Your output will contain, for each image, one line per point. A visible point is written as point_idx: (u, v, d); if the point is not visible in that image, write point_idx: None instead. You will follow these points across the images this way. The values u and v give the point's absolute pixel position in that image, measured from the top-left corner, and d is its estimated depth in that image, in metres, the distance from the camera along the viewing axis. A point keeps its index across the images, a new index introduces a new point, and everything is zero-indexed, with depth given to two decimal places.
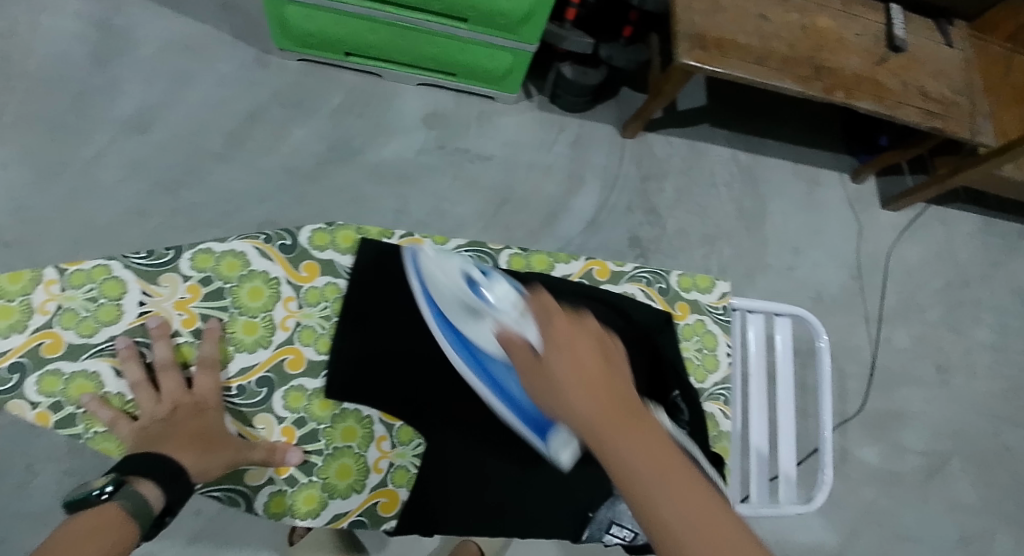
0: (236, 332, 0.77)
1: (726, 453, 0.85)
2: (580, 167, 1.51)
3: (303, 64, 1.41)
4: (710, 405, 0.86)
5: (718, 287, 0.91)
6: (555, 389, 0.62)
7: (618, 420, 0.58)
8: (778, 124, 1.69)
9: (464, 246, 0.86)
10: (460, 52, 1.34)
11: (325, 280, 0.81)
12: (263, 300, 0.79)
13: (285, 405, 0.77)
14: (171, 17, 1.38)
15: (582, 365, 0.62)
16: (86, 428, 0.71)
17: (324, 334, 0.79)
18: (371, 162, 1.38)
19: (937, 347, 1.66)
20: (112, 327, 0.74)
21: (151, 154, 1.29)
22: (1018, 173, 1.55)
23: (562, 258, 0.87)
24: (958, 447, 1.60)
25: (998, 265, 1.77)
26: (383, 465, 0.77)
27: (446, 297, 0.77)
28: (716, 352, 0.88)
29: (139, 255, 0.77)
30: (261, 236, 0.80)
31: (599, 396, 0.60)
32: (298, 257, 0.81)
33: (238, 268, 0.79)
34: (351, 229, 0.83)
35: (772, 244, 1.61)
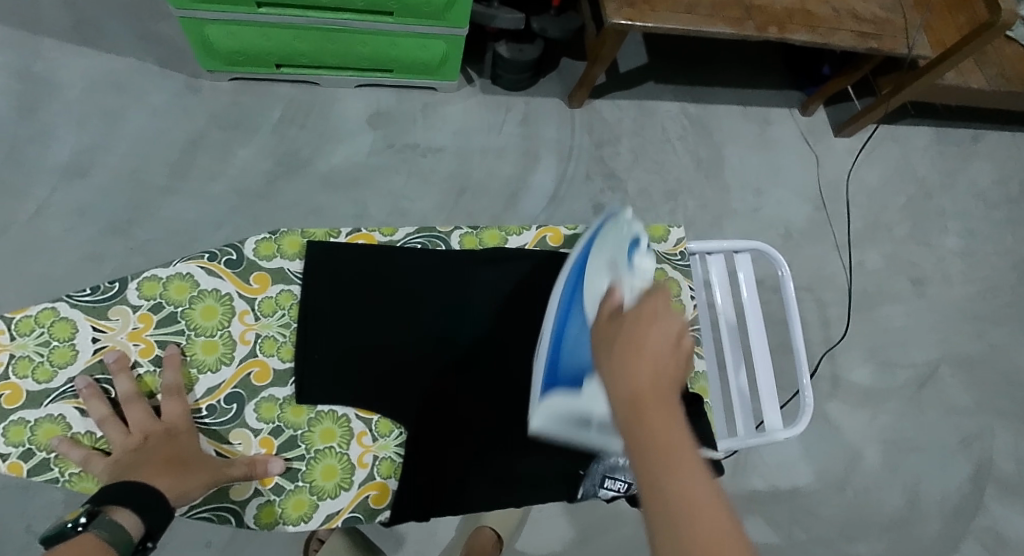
0: (196, 354, 0.77)
1: (705, 392, 0.86)
2: (534, 144, 1.51)
3: (236, 83, 1.40)
4: None
5: (672, 234, 0.93)
6: (610, 344, 0.62)
7: (654, 400, 0.58)
8: (722, 71, 1.70)
9: (414, 234, 0.86)
10: (392, 47, 1.34)
11: (278, 289, 0.81)
12: (218, 317, 0.79)
13: (258, 417, 0.77)
14: (93, 57, 1.36)
15: (651, 337, 0.62)
16: (62, 471, 0.71)
17: (286, 341, 0.80)
18: (322, 171, 1.37)
19: (910, 262, 1.68)
20: (70, 368, 0.74)
21: (96, 198, 1.27)
22: (959, 80, 1.60)
23: (513, 230, 0.88)
24: (944, 353, 1.63)
25: (956, 172, 1.80)
26: (368, 460, 0.78)
27: (605, 245, 0.78)
28: (680, 297, 0.89)
29: (84, 292, 0.76)
30: (205, 255, 0.80)
31: (650, 371, 0.59)
32: (247, 270, 0.81)
33: (187, 290, 0.79)
34: (296, 233, 0.83)
35: (734, 189, 1.62)
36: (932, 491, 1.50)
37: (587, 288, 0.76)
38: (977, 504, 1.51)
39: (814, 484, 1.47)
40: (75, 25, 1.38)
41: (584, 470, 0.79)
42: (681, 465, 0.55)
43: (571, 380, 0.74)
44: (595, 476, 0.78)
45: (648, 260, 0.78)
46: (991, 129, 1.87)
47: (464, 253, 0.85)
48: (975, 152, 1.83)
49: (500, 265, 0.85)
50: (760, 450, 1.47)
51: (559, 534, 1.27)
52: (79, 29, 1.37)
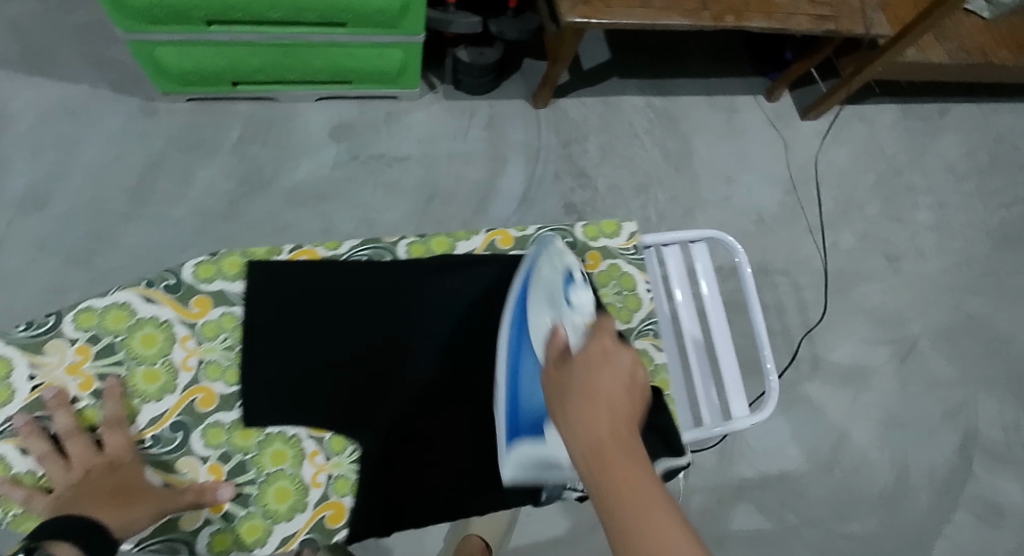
0: (137, 384, 0.76)
1: (666, 385, 0.85)
2: (500, 146, 1.50)
3: (194, 104, 1.39)
4: (641, 342, 0.87)
5: (625, 228, 0.91)
6: (566, 397, 0.63)
7: (614, 446, 0.59)
8: (685, 62, 1.69)
9: (358, 246, 0.84)
10: (348, 58, 1.33)
11: (219, 311, 0.80)
12: (159, 344, 0.77)
13: (205, 443, 0.76)
14: (46, 86, 1.35)
15: (604, 385, 0.63)
16: (5, 511, 0.71)
17: (231, 364, 0.78)
18: (286, 188, 1.37)
19: (884, 240, 1.68)
20: (8, 407, 0.73)
21: (56, 229, 1.26)
22: (920, 56, 1.60)
23: (461, 235, 0.88)
24: (924, 328, 1.62)
25: (925, 147, 1.80)
26: (321, 479, 0.77)
27: (542, 280, 0.78)
28: (636, 291, 0.88)
29: (19, 327, 0.74)
30: (143, 282, 0.78)
31: (607, 420, 0.60)
32: (186, 295, 0.79)
33: (125, 319, 0.77)
34: (236, 254, 0.82)
35: (703, 178, 1.62)
36: (920, 466, 1.50)
37: (535, 331, 0.75)
38: (966, 475, 1.51)
39: (801, 468, 1.47)
40: (26, 55, 1.36)
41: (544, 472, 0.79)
42: (651, 512, 0.55)
43: (534, 427, 0.75)
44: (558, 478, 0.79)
45: (585, 295, 0.78)
46: (957, 102, 1.87)
47: (413, 262, 0.84)
48: (943, 126, 1.83)
49: (447, 273, 0.84)
50: (745, 437, 1.47)
51: (545, 535, 1.26)
52: (31, 59, 1.36)
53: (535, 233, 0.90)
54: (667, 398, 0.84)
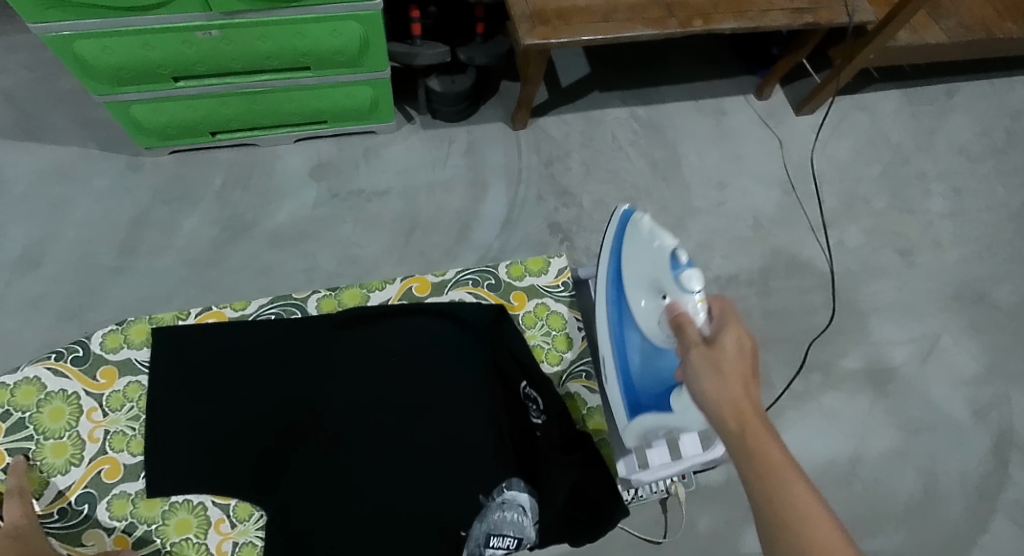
0: (46, 457, 0.85)
1: (600, 426, 0.94)
2: (480, 172, 1.50)
3: (178, 156, 1.43)
4: (574, 384, 0.96)
5: (552, 265, 0.99)
6: (703, 372, 0.74)
7: (753, 416, 0.71)
8: (668, 68, 1.66)
9: (272, 303, 0.93)
10: (319, 99, 1.34)
11: (124, 381, 0.89)
12: (66, 418, 0.87)
13: (111, 515, 0.84)
14: (38, 150, 1.41)
15: (732, 361, 0.74)
16: None
17: (135, 434, 0.87)
18: (268, 231, 1.39)
19: (895, 233, 1.61)
20: None
21: (50, 287, 1.31)
22: (915, 39, 1.53)
23: (375, 286, 0.96)
24: (945, 324, 1.54)
25: (934, 131, 1.72)
26: (227, 546, 0.84)
27: (631, 258, 0.86)
28: (565, 330, 0.97)
29: None
30: (52, 356, 0.88)
31: (742, 391, 0.72)
32: (93, 366, 0.89)
33: (35, 394, 0.87)
34: (142, 322, 0.91)
35: (694, 185, 1.58)
36: (948, 472, 1.42)
37: (634, 311, 0.86)
38: (1000, 479, 1.42)
39: (817, 481, 1.40)
40: (18, 122, 1.42)
41: (464, 530, 0.80)
42: (787, 475, 0.67)
43: (653, 404, 0.86)
44: (479, 536, 0.81)
45: (690, 277, 0.78)
46: (966, 81, 1.79)
47: (325, 317, 0.90)
48: (952, 107, 1.75)
49: (350, 331, 0.90)
50: None
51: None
52: (23, 126, 1.42)
53: (453, 276, 0.97)
54: (599, 441, 0.93)
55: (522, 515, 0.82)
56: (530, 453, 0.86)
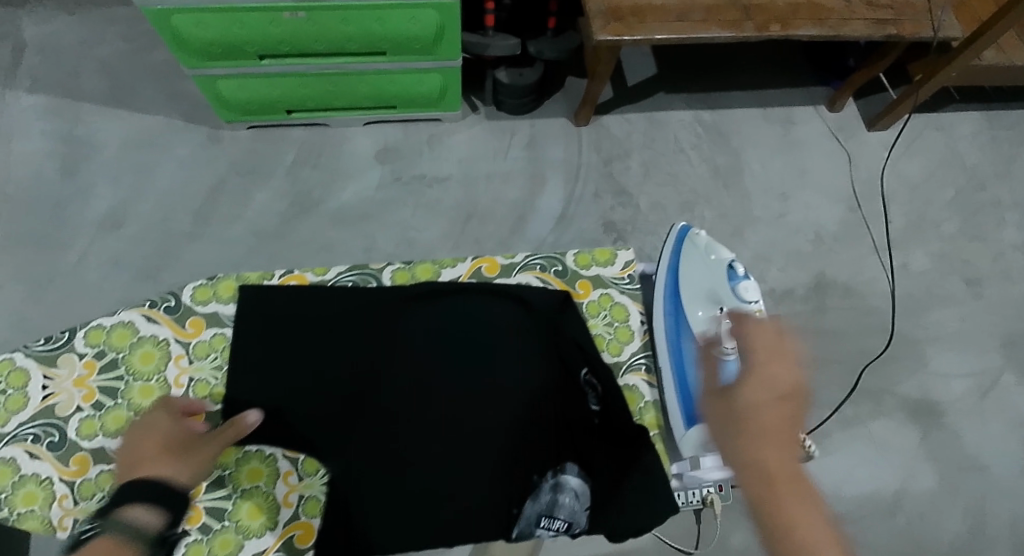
0: (133, 398, 0.86)
1: (653, 424, 0.91)
2: (541, 166, 1.50)
3: (253, 131, 1.47)
4: (632, 377, 0.93)
5: (619, 256, 0.98)
6: (729, 426, 0.72)
7: (783, 478, 0.68)
8: (739, 74, 1.65)
9: (345, 271, 0.94)
10: (391, 84, 1.37)
11: (211, 332, 0.89)
12: (155, 362, 0.87)
13: None
14: (126, 116, 1.47)
15: (765, 411, 0.71)
16: (12, 511, 0.80)
17: (216, 384, 0.88)
18: (333, 209, 1.43)
19: (962, 260, 1.57)
20: (21, 414, 0.83)
21: (128, 247, 1.37)
22: (1000, 58, 1.49)
23: (446, 263, 0.96)
24: (1008, 360, 1.49)
25: (1012, 159, 1.66)
26: (293, 498, 0.85)
27: (689, 273, 0.92)
28: (627, 323, 0.95)
29: (38, 342, 0.86)
30: (147, 303, 0.89)
31: (773, 447, 0.69)
32: (183, 316, 0.90)
33: (129, 337, 0.88)
34: (232, 279, 0.92)
35: (756, 195, 1.56)
36: (999, 513, 1.38)
37: (691, 320, 0.89)
38: None
39: (860, 507, 1.37)
40: (110, 88, 1.48)
41: (517, 509, 0.84)
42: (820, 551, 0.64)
43: None
44: (531, 515, 0.83)
45: (751, 286, 0.85)
46: None
47: (397, 290, 0.92)
48: None
49: (421, 300, 0.91)
50: None
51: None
52: (114, 92, 1.48)
53: (522, 260, 0.97)
54: (654, 436, 0.90)
55: (575, 501, 0.83)
56: (585, 441, 0.87)
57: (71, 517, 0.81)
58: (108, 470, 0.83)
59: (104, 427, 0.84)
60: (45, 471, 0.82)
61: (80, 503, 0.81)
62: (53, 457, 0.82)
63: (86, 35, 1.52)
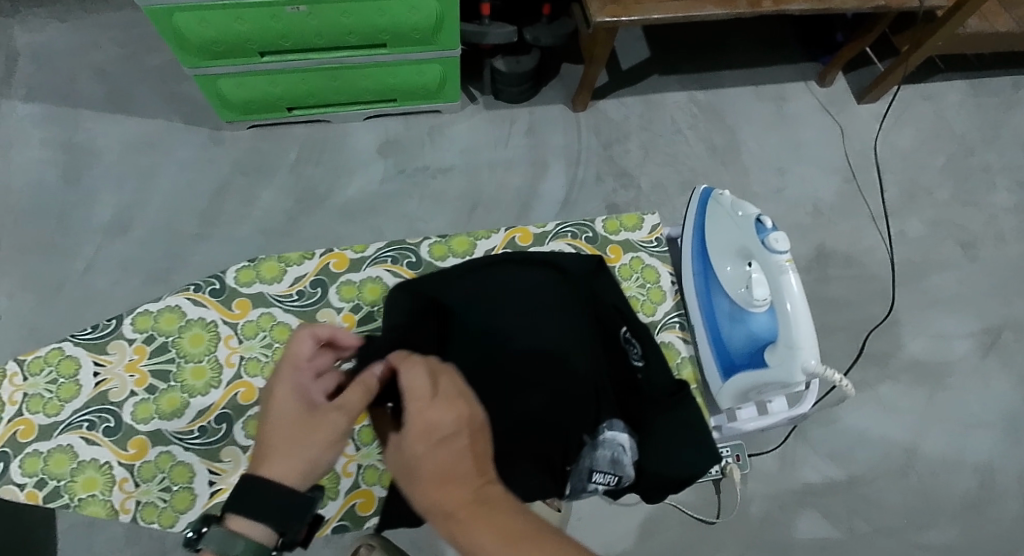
0: (186, 379, 0.90)
1: (691, 377, 0.95)
2: (542, 153, 1.52)
3: (254, 130, 1.47)
4: (668, 334, 0.97)
5: (646, 222, 1.03)
6: (411, 474, 0.64)
7: (471, 517, 0.61)
8: (730, 54, 1.67)
9: (386, 247, 0.98)
10: (392, 76, 1.38)
11: (258, 312, 0.94)
12: (205, 343, 0.92)
13: (247, 434, 0.89)
14: (125, 121, 1.46)
15: (432, 458, 0.64)
16: (72, 497, 0.85)
17: (267, 361, 0.92)
18: (339, 204, 1.43)
19: (957, 225, 1.60)
20: (74, 401, 0.88)
21: (135, 252, 1.37)
22: (984, 26, 1.52)
23: (481, 235, 1.00)
24: (1007, 318, 1.53)
25: (999, 124, 1.70)
26: (352, 468, 0.90)
27: (716, 232, 0.97)
28: (658, 284, 0.99)
29: (85, 331, 0.91)
30: (191, 287, 0.93)
31: (450, 492, 0.62)
32: (229, 298, 0.94)
33: (176, 320, 0.92)
34: (273, 260, 0.96)
35: (755, 171, 1.58)
36: (1007, 467, 1.41)
37: (721, 277, 0.96)
38: None
39: (874, 469, 1.40)
40: (106, 94, 1.47)
41: (569, 466, 0.84)
42: None
43: (748, 362, 0.92)
44: (582, 471, 0.84)
45: (779, 239, 0.89)
46: None
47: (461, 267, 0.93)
48: (1018, 100, 1.73)
49: (480, 274, 0.92)
50: (814, 437, 1.41)
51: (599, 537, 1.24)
52: (111, 98, 1.47)
53: (554, 229, 1.01)
54: (693, 390, 0.95)
55: (619, 454, 0.85)
56: (632, 398, 0.89)
57: (132, 499, 0.85)
58: (167, 451, 0.87)
59: (159, 410, 0.89)
60: (103, 456, 0.86)
61: (141, 485, 0.86)
62: (110, 442, 0.87)
63: (78, 42, 1.51)
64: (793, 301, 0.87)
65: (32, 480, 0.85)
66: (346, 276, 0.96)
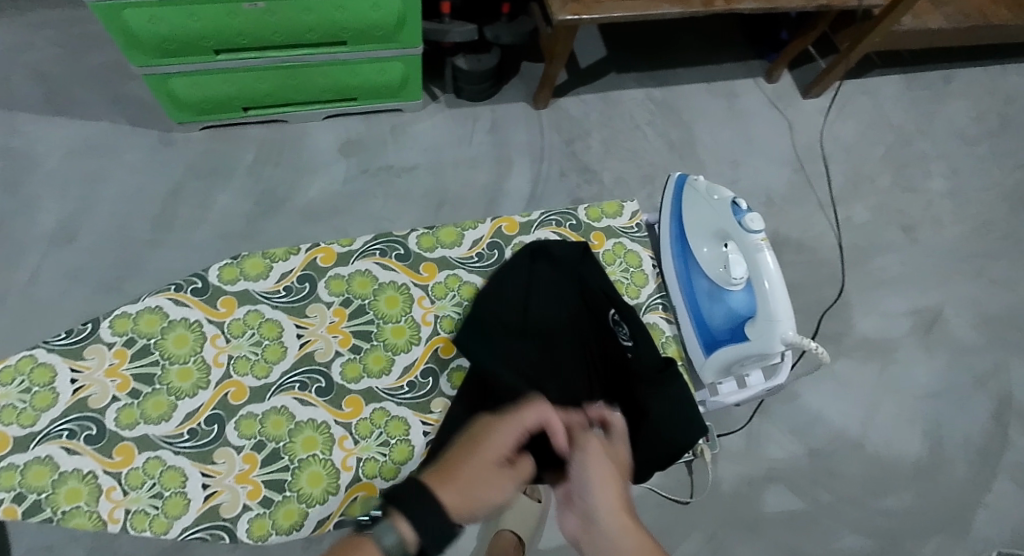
0: (173, 381, 0.88)
1: (677, 354, 0.98)
2: (505, 149, 1.53)
3: (208, 132, 1.44)
4: (653, 315, 1.00)
5: (626, 208, 1.05)
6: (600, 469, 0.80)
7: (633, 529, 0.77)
8: (681, 52, 1.72)
9: (373, 240, 0.97)
10: (353, 75, 1.37)
11: (245, 310, 0.92)
12: (190, 344, 0.90)
13: (240, 434, 0.87)
14: (69, 125, 1.41)
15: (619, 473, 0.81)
16: (54, 510, 0.82)
17: (257, 359, 0.91)
18: (301, 205, 1.41)
19: (898, 210, 1.68)
20: (51, 410, 0.85)
21: (86, 260, 1.32)
22: (918, 23, 1.61)
23: (468, 225, 1.00)
24: (946, 296, 1.62)
25: (932, 115, 1.80)
26: (351, 462, 0.88)
27: (692, 217, 1.04)
28: (641, 267, 1.01)
29: (59, 337, 0.88)
30: (172, 287, 0.92)
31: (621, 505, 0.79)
32: (213, 296, 0.92)
33: (157, 322, 0.90)
34: (257, 256, 0.94)
35: (709, 164, 1.63)
36: (954, 436, 1.49)
37: (699, 258, 1.02)
38: (1003, 442, 1.49)
39: (833, 445, 1.45)
40: (47, 97, 1.42)
41: None
42: None
43: (730, 337, 0.98)
44: None
45: (755, 219, 0.96)
46: (961, 67, 1.87)
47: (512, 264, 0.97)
48: (949, 92, 1.83)
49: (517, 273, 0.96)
50: (776, 418, 1.46)
51: None
52: (52, 101, 1.42)
53: (539, 217, 1.02)
54: (679, 367, 0.98)
55: None
56: (620, 376, 0.94)
57: (121, 508, 0.83)
58: (155, 456, 0.85)
59: (144, 415, 0.87)
60: (86, 466, 0.84)
61: (130, 492, 0.84)
62: (92, 450, 0.85)
63: (15, 44, 1.45)
64: (770, 275, 0.93)
65: (10, 494, 0.82)
66: (334, 270, 0.95)
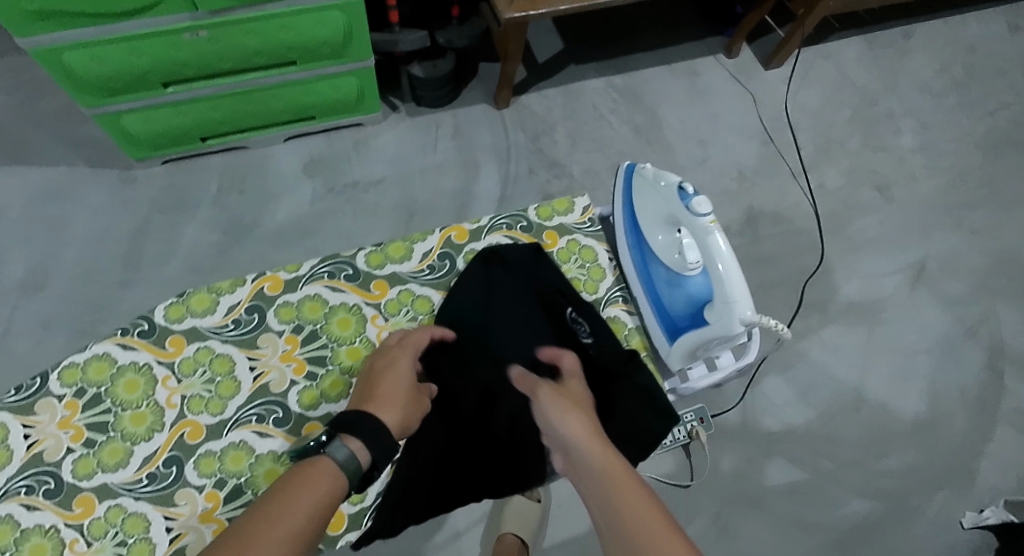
0: (126, 426, 0.88)
1: (641, 345, 0.98)
2: (470, 153, 1.53)
3: (168, 166, 1.43)
4: (613, 309, 1.00)
5: (577, 204, 1.05)
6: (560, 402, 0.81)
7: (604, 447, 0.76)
8: (638, 37, 1.71)
9: (320, 264, 0.97)
10: (307, 94, 1.36)
11: (194, 347, 0.92)
12: (141, 388, 0.90)
13: (200, 473, 0.87)
14: (28, 174, 1.40)
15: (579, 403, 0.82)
16: None
17: (211, 396, 0.90)
18: (270, 230, 1.41)
19: (871, 171, 1.68)
20: (7, 467, 0.85)
21: (58, 308, 1.32)
22: None
23: (417, 238, 1.00)
24: (927, 252, 1.61)
25: (895, 72, 1.79)
26: None
27: (643, 206, 1.04)
28: (597, 262, 1.01)
29: (9, 394, 0.87)
30: (118, 332, 0.91)
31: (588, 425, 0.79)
32: (161, 336, 0.92)
33: (106, 369, 0.90)
34: (203, 292, 0.94)
35: (677, 145, 1.63)
36: (948, 391, 1.48)
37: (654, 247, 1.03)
38: (998, 391, 1.49)
39: (828, 413, 1.45)
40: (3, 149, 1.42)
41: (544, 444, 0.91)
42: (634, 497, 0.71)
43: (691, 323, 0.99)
44: None
45: (701, 201, 0.94)
46: (921, 22, 1.86)
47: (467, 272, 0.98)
48: (911, 47, 1.83)
49: (471, 281, 0.97)
50: (767, 392, 1.45)
51: (580, 518, 1.26)
52: (9, 151, 1.41)
53: (489, 223, 1.02)
54: (645, 358, 0.97)
55: None
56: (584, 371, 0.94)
57: None
58: (116, 504, 0.85)
59: (101, 463, 0.86)
60: (48, 520, 0.84)
61: (93, 543, 0.84)
62: (52, 504, 0.84)
63: None
64: (722, 256, 0.92)
65: None
66: (283, 298, 0.95)
